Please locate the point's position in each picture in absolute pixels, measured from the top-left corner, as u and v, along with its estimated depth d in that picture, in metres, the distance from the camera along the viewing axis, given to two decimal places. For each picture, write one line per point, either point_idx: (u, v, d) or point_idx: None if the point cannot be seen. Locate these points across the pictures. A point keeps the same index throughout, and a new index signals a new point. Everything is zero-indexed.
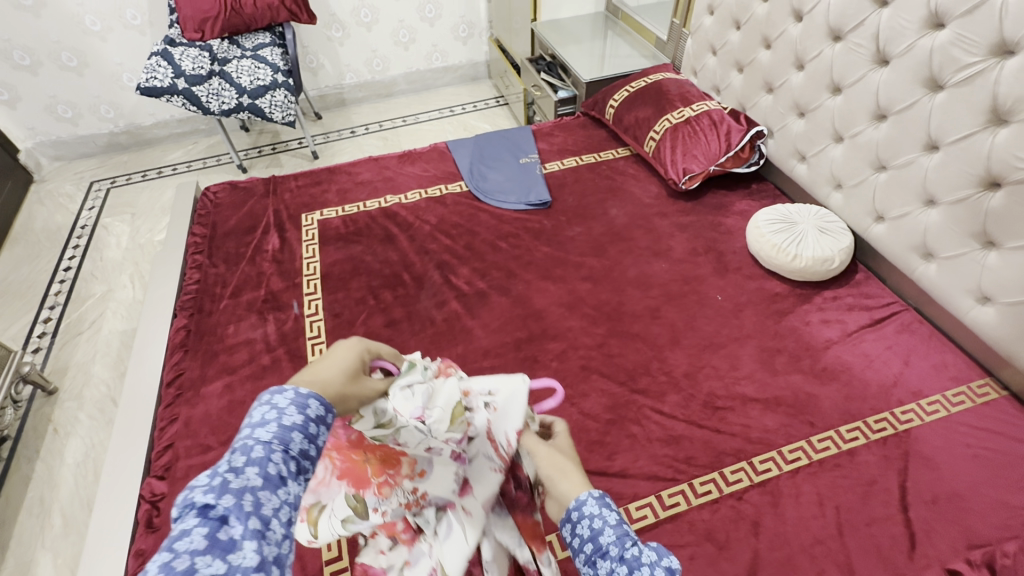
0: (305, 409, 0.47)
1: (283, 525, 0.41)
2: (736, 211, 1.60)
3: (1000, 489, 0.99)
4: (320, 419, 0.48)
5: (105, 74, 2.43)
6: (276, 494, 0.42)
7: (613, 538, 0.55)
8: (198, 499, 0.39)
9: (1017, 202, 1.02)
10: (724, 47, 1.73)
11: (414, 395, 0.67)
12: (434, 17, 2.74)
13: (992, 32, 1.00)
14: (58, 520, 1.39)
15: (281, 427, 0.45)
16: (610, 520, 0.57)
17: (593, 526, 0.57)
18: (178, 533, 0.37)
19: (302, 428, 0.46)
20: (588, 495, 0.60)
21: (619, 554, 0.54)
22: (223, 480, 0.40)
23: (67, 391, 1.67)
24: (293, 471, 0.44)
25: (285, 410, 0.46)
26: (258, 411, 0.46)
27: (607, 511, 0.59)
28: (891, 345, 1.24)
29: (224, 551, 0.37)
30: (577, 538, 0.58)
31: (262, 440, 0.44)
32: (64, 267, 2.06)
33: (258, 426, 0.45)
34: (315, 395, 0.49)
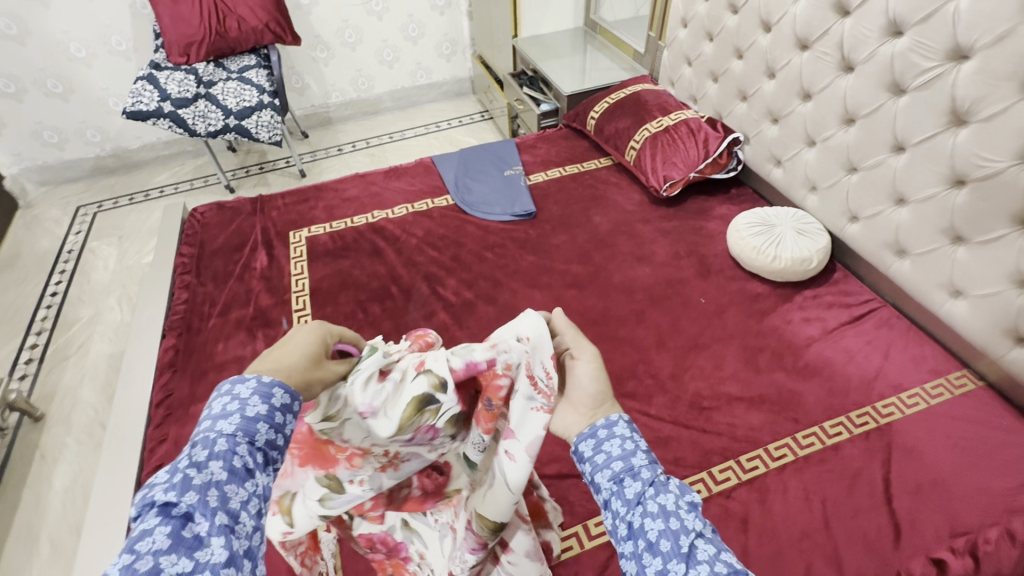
0: (269, 399, 0.51)
1: (252, 517, 0.45)
2: (716, 216, 1.64)
3: (981, 476, 1.01)
4: (286, 407, 0.52)
5: (91, 100, 2.44)
6: (242, 488, 0.45)
7: (646, 462, 0.58)
8: (159, 499, 0.42)
9: (981, 198, 1.06)
10: (699, 58, 1.79)
11: (370, 388, 0.67)
12: (417, 35, 2.79)
13: (947, 38, 1.05)
14: (46, 547, 1.37)
15: (244, 419, 0.48)
16: (642, 445, 0.60)
17: (625, 447, 0.60)
18: (140, 533, 0.40)
19: (267, 418, 0.50)
20: (620, 417, 0.64)
21: (651, 476, 0.57)
22: (186, 477, 0.43)
23: (54, 416, 1.65)
24: (257, 460, 0.48)
25: (247, 401, 0.50)
26: (219, 404, 0.49)
27: (636, 437, 0.62)
28: (871, 340, 1.27)
29: (191, 548, 0.40)
30: (604, 455, 0.60)
31: (226, 433, 0.47)
32: (50, 291, 2.05)
33: (221, 419, 0.48)
34: (279, 384, 0.53)
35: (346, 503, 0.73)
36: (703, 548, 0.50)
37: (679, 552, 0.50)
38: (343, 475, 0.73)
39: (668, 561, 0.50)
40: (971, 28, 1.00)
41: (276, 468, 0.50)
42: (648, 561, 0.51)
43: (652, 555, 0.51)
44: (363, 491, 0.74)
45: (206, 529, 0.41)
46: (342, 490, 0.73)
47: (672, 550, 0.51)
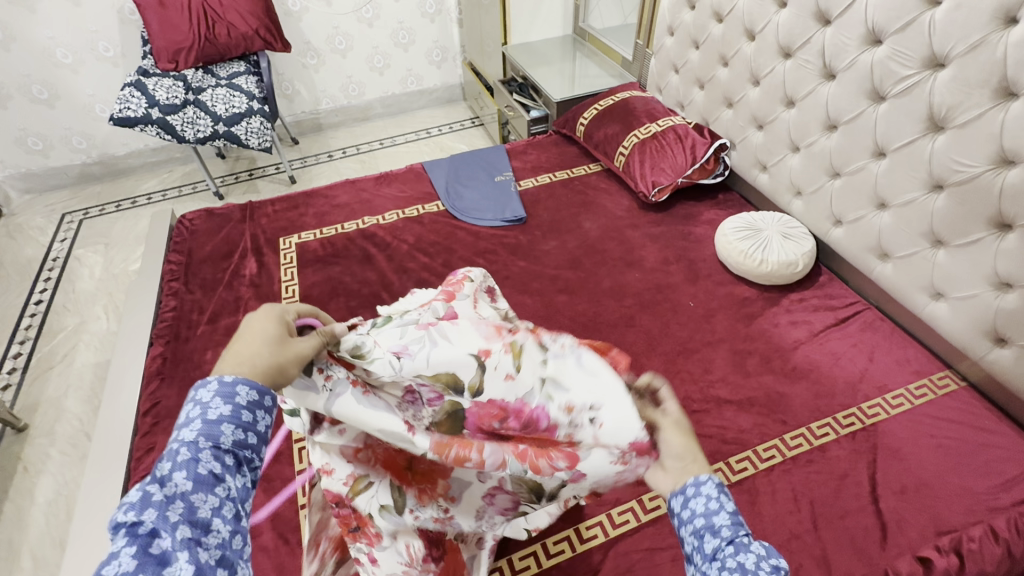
0: (231, 399, 0.50)
1: (226, 521, 0.46)
2: (705, 221, 1.66)
3: (964, 476, 1.03)
4: (253, 406, 0.52)
5: (77, 106, 2.42)
6: (211, 494, 0.46)
7: (729, 521, 0.58)
8: (123, 519, 0.42)
9: (960, 203, 1.09)
10: (685, 66, 1.82)
11: (399, 336, 0.76)
12: (408, 42, 2.81)
13: (924, 47, 1.08)
14: (29, 561, 1.34)
15: (207, 424, 0.48)
16: (728, 506, 0.60)
17: (709, 506, 0.60)
18: (109, 555, 0.40)
19: (231, 419, 0.50)
20: (708, 476, 0.63)
21: (730, 537, 0.57)
22: (148, 495, 0.44)
23: (38, 427, 1.62)
24: (225, 464, 0.48)
25: (209, 405, 0.50)
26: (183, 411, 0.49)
27: (724, 496, 0.61)
28: (856, 342, 1.29)
29: (162, 562, 0.41)
30: (689, 511, 0.62)
31: (187, 441, 0.47)
32: (35, 300, 2.02)
33: (185, 428, 0.48)
34: (242, 380, 0.52)
35: (303, 395, 0.69)
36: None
37: None
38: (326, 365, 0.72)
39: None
40: (945, 37, 1.03)
41: (249, 469, 0.50)
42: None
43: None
44: (326, 387, 0.70)
45: (172, 543, 0.42)
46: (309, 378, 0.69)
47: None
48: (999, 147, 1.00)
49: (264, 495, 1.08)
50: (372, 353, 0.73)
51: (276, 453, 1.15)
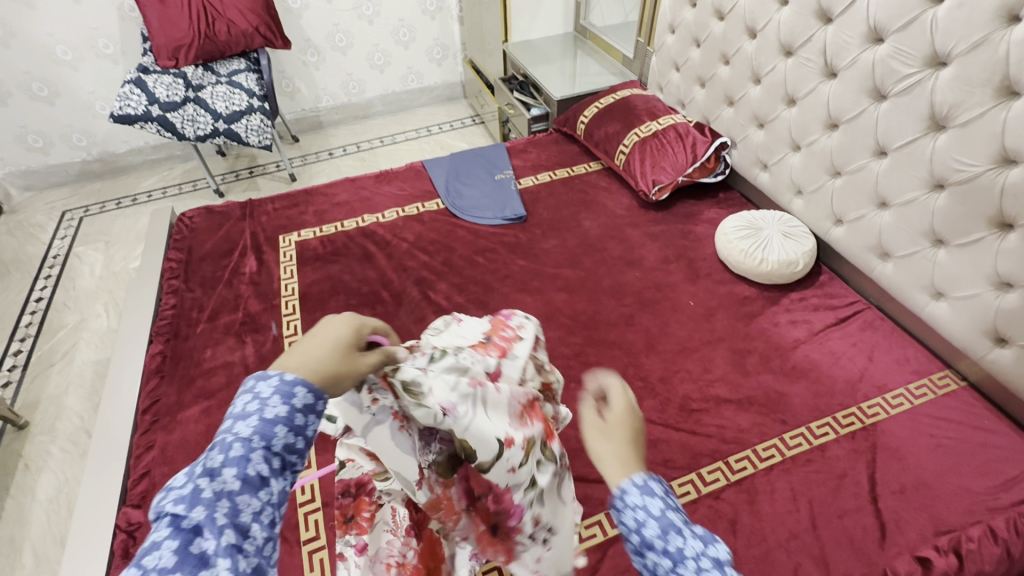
0: (289, 400, 0.50)
1: (263, 528, 0.45)
2: (705, 220, 1.65)
3: (963, 476, 1.03)
4: (308, 409, 0.51)
5: (77, 104, 2.42)
6: (254, 498, 0.45)
7: (659, 531, 0.57)
8: (170, 509, 0.43)
9: (961, 202, 1.08)
10: (686, 64, 1.81)
11: (453, 388, 0.68)
12: (408, 40, 2.80)
13: (925, 46, 1.07)
14: (30, 558, 1.34)
15: (262, 422, 0.48)
16: (655, 512, 0.58)
17: (638, 518, 0.58)
18: (151, 544, 0.41)
19: (286, 421, 0.49)
20: (631, 483, 0.60)
21: (664, 547, 0.56)
22: (196, 489, 0.44)
23: (38, 424, 1.62)
24: (273, 466, 0.48)
25: (267, 402, 0.49)
26: (242, 402, 0.49)
27: (650, 499, 0.59)
28: (856, 342, 1.29)
29: (200, 563, 0.41)
30: (623, 527, 0.59)
31: (242, 437, 0.47)
32: (35, 298, 2.02)
33: (241, 420, 0.48)
34: (302, 382, 0.52)
35: (345, 411, 0.70)
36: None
37: None
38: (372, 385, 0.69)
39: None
40: (947, 36, 1.03)
41: (293, 473, 0.50)
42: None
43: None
44: (367, 409, 0.69)
45: (213, 547, 0.41)
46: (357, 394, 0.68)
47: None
48: (1001, 147, 0.99)
49: None
50: (426, 401, 0.66)
51: None
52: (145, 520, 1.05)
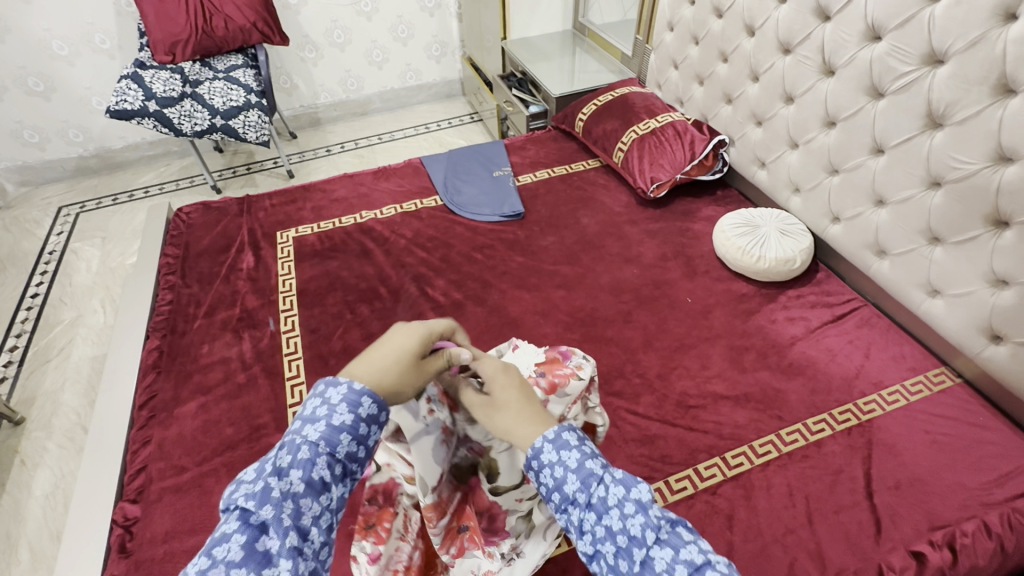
0: (356, 410, 0.57)
1: (319, 531, 0.52)
2: (703, 217, 1.66)
3: (959, 472, 1.04)
4: (371, 420, 0.58)
5: (73, 99, 2.41)
6: (316, 502, 0.52)
7: (578, 484, 0.57)
8: (242, 503, 0.49)
9: (957, 200, 1.09)
10: (685, 62, 1.81)
11: None
12: (407, 36, 2.79)
13: (923, 43, 1.08)
14: (26, 554, 1.34)
15: (329, 429, 0.56)
16: (571, 465, 0.58)
17: (556, 475, 0.58)
18: (224, 533, 0.48)
19: (349, 430, 0.57)
20: (544, 441, 0.60)
21: (586, 501, 0.56)
22: (268, 487, 0.50)
23: (34, 420, 1.62)
24: (334, 473, 0.55)
25: (335, 410, 0.57)
26: (313, 405, 0.57)
27: (565, 454, 0.59)
28: (853, 339, 1.30)
29: (265, 559, 0.47)
30: (543, 489, 0.59)
31: (311, 443, 0.54)
32: (31, 294, 2.02)
33: (311, 424, 0.56)
34: (368, 392, 0.59)
35: (403, 416, 0.74)
36: (659, 557, 0.50)
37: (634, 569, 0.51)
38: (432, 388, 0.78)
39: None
40: (944, 33, 1.03)
41: (349, 480, 0.57)
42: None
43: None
44: (423, 419, 0.76)
45: (277, 547, 0.48)
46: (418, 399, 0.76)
47: (629, 569, 0.51)
48: (997, 144, 1.00)
49: None
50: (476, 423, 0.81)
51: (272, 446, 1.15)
52: (142, 515, 1.05)
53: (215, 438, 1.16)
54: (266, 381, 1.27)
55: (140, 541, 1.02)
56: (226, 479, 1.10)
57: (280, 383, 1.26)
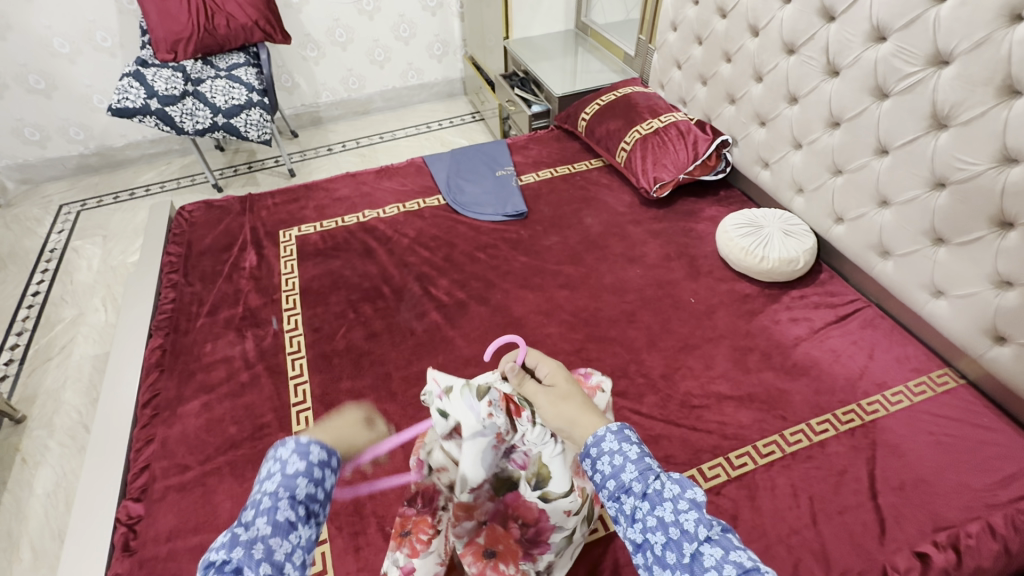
0: (306, 455, 0.63)
1: (294, 564, 0.56)
2: (706, 217, 1.66)
3: (962, 473, 1.04)
4: (322, 464, 0.64)
5: (74, 97, 2.40)
6: (286, 539, 0.56)
7: (636, 475, 0.60)
8: (215, 558, 0.52)
9: (961, 201, 1.09)
10: (688, 62, 1.81)
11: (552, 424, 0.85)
12: (409, 36, 2.79)
13: (928, 44, 1.08)
14: (27, 553, 1.34)
15: (285, 478, 0.60)
16: (631, 456, 0.62)
17: (615, 464, 0.62)
18: None
19: (305, 474, 0.61)
20: (608, 431, 0.65)
21: (643, 490, 0.59)
22: (236, 536, 0.55)
23: (35, 419, 1.62)
24: (299, 513, 0.59)
25: (288, 461, 0.62)
26: (268, 465, 0.62)
27: (627, 446, 0.63)
28: (856, 339, 1.30)
29: None
30: (599, 475, 0.62)
31: (270, 491, 0.59)
32: (32, 291, 2.01)
33: (267, 480, 0.61)
34: (314, 442, 0.65)
35: (464, 412, 0.83)
36: (709, 553, 0.53)
37: (683, 561, 0.54)
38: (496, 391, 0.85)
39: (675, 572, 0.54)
40: (950, 35, 1.03)
41: (316, 521, 0.61)
42: (659, 572, 0.56)
43: (661, 567, 0.55)
44: (483, 420, 0.83)
45: None
46: (479, 397, 0.84)
47: (677, 561, 0.54)
48: (1002, 146, 1.00)
49: None
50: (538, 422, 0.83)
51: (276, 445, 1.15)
52: (145, 514, 1.05)
53: (219, 436, 1.16)
54: (269, 380, 1.27)
55: (144, 540, 1.02)
56: (229, 477, 1.10)
57: (284, 382, 1.26)
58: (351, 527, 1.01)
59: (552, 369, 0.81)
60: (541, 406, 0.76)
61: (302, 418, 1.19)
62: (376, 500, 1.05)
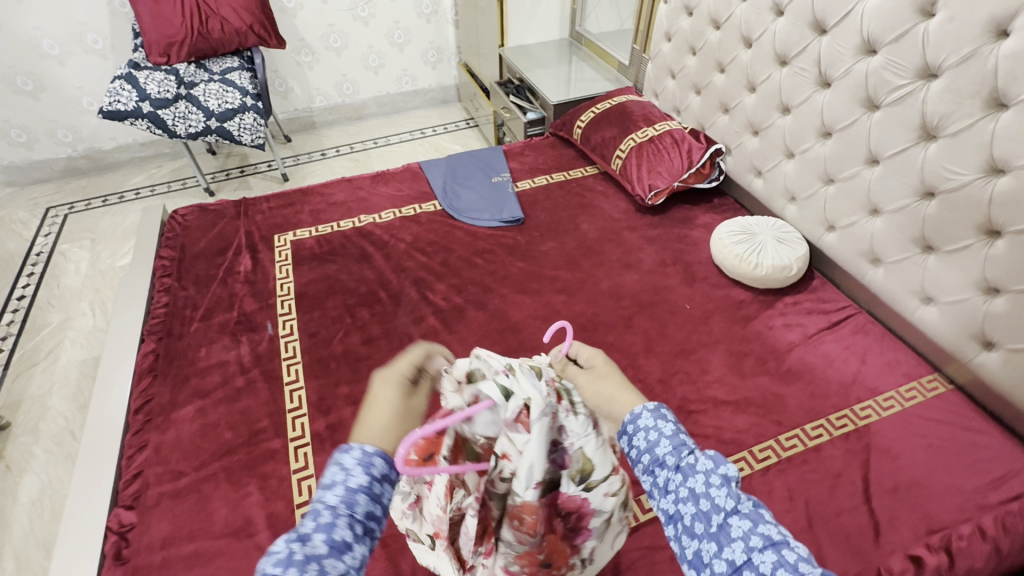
0: (370, 470, 0.55)
1: None
2: (700, 224, 1.68)
3: (952, 474, 1.06)
4: (383, 478, 0.57)
5: (63, 99, 2.37)
6: (341, 560, 0.50)
7: (670, 449, 0.62)
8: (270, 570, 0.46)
9: (950, 209, 1.12)
10: (682, 71, 1.84)
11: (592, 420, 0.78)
12: (403, 42, 2.80)
13: (917, 58, 1.11)
14: (11, 562, 1.30)
15: (347, 491, 0.53)
16: (666, 432, 0.64)
17: (650, 438, 0.64)
18: None
19: (367, 489, 0.55)
20: (644, 409, 0.67)
21: (676, 463, 0.61)
22: (291, 551, 0.48)
23: (20, 425, 1.58)
24: (357, 531, 0.53)
25: (351, 472, 0.55)
26: (330, 472, 0.55)
27: (661, 423, 0.65)
28: (848, 345, 1.32)
29: None
30: (635, 450, 0.65)
31: (330, 504, 0.52)
32: (17, 296, 1.97)
33: (327, 489, 0.53)
34: (379, 453, 0.57)
35: (528, 389, 0.72)
36: (737, 525, 0.55)
37: (710, 531, 0.56)
38: (546, 371, 0.79)
39: (702, 541, 0.56)
40: (938, 49, 1.06)
41: (372, 539, 0.54)
42: (687, 543, 0.58)
43: (689, 538, 0.57)
44: (546, 397, 0.74)
45: None
46: (538, 376, 0.76)
47: (705, 531, 0.56)
48: (990, 156, 1.03)
49: (259, 494, 1.07)
50: (580, 411, 0.77)
51: (271, 451, 1.13)
52: (138, 521, 1.03)
53: (213, 442, 1.15)
54: (265, 385, 1.25)
55: (137, 548, 1.00)
56: (225, 484, 1.08)
57: (280, 387, 1.25)
58: None
59: (590, 350, 0.80)
60: (581, 386, 0.78)
61: (298, 424, 1.18)
62: None
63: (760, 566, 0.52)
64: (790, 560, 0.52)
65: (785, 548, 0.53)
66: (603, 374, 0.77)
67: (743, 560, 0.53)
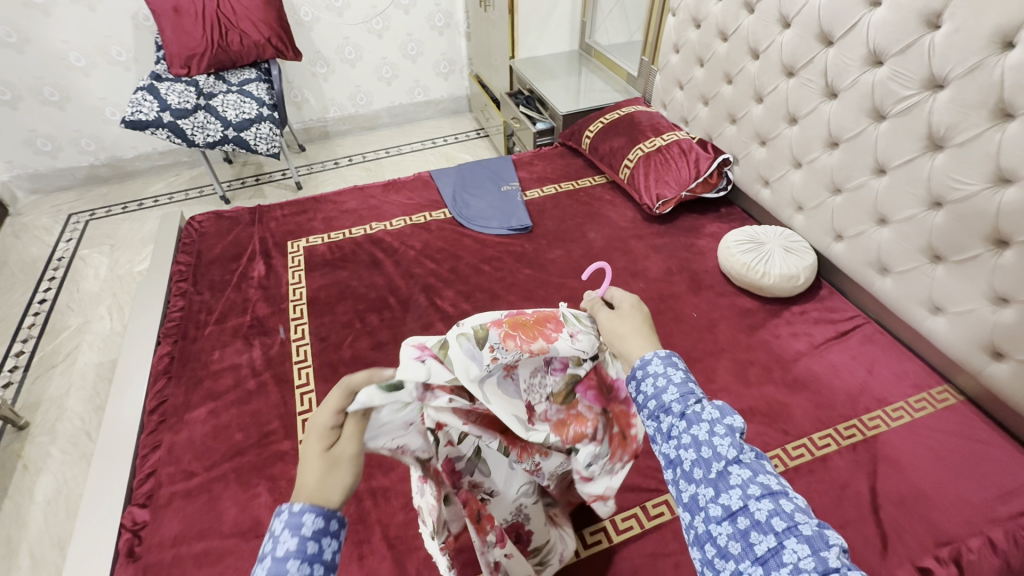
0: (297, 532, 0.52)
1: None
2: (707, 233, 1.68)
3: (963, 487, 1.05)
4: (316, 536, 0.53)
5: (87, 109, 2.45)
6: None
7: (677, 396, 0.63)
8: None
9: (958, 220, 1.12)
10: (690, 82, 1.86)
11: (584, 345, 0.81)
12: (416, 54, 2.86)
13: (923, 68, 1.12)
14: (27, 560, 1.33)
15: (275, 561, 0.51)
16: (675, 379, 0.64)
17: (658, 384, 0.64)
18: None
19: (298, 553, 0.52)
20: (654, 355, 0.67)
21: (682, 410, 0.62)
22: None
23: (39, 425, 1.63)
24: None
25: (279, 538, 0.52)
26: (263, 542, 0.53)
27: (672, 370, 0.65)
28: (856, 354, 1.31)
29: None
30: (642, 395, 0.65)
31: None
32: (39, 299, 2.03)
33: (261, 561, 0.52)
34: (308, 507, 0.54)
35: (463, 364, 0.72)
36: (737, 473, 0.56)
37: (709, 478, 0.57)
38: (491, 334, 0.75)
39: (699, 486, 0.57)
40: (944, 59, 1.07)
41: None
42: (683, 487, 0.59)
43: (686, 482, 0.58)
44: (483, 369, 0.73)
45: None
46: (478, 345, 0.74)
47: (703, 477, 0.57)
48: (997, 166, 1.03)
49: (268, 495, 1.09)
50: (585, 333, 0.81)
51: (281, 453, 1.15)
52: (150, 520, 1.06)
53: (225, 443, 1.17)
54: (276, 388, 1.28)
55: (149, 545, 1.02)
56: (235, 484, 1.10)
57: (290, 390, 1.27)
58: (355, 535, 1.02)
59: (626, 295, 0.81)
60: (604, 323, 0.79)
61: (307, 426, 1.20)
62: (381, 509, 1.06)
63: (756, 513, 0.53)
64: (787, 509, 0.53)
65: (783, 498, 0.54)
66: (630, 320, 0.78)
67: (738, 507, 0.54)
